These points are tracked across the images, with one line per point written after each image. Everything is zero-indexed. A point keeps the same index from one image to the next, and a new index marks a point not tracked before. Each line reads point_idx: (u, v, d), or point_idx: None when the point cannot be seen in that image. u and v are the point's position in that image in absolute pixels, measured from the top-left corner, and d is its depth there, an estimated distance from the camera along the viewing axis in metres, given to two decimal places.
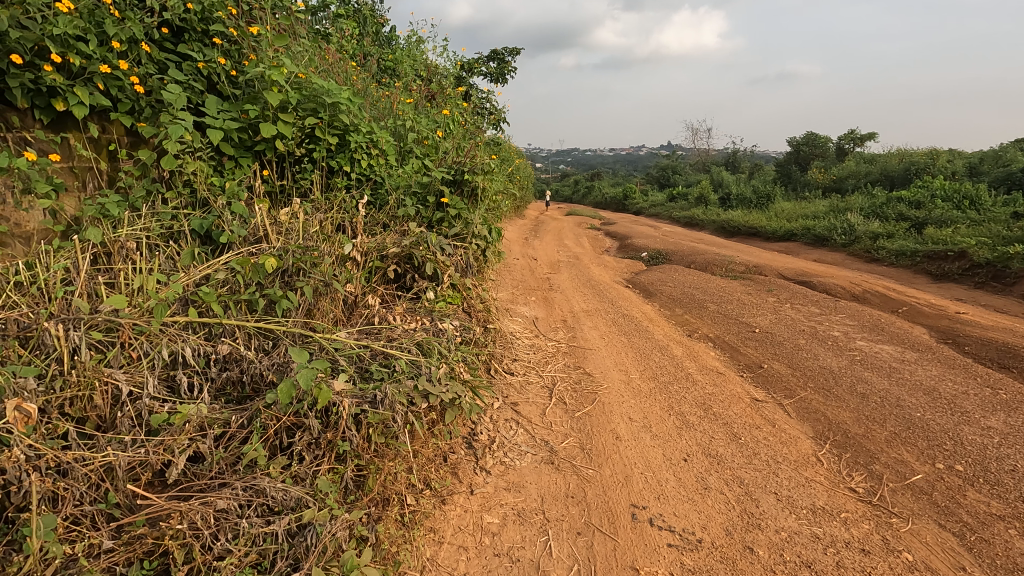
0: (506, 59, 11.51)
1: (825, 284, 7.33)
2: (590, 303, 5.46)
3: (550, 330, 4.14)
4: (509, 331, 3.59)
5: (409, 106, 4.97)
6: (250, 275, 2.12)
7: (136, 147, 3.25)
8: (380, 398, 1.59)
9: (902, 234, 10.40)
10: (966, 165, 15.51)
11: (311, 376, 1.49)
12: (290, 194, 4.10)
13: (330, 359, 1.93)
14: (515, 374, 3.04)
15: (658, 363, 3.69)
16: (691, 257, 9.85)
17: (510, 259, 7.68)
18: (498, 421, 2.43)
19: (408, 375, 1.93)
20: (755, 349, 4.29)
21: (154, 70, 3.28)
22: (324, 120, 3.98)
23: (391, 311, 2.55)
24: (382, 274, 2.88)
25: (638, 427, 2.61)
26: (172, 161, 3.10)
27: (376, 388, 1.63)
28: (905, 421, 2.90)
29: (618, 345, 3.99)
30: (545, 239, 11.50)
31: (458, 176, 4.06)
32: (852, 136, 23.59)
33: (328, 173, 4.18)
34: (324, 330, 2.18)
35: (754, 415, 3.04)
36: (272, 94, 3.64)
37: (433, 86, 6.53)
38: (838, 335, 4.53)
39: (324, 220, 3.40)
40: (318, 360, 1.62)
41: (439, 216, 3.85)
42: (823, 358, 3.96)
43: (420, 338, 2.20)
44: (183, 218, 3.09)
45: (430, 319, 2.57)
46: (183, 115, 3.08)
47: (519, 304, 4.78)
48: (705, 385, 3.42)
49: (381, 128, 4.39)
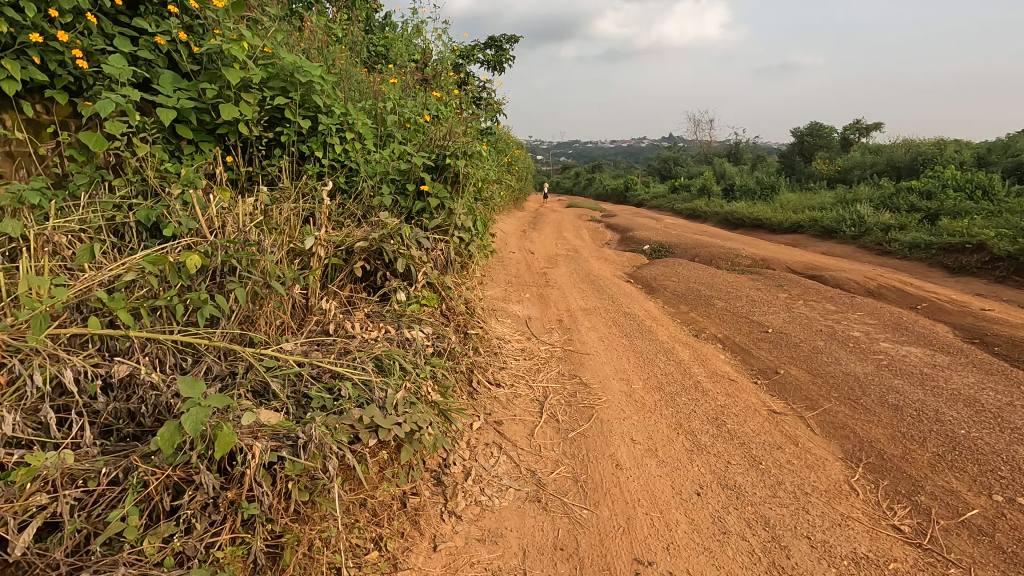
0: (504, 46, 11.09)
1: (837, 279, 6.95)
2: (589, 300, 5.08)
3: (543, 331, 3.77)
4: (496, 334, 3.22)
5: (392, 87, 4.56)
6: (170, 277, 1.72)
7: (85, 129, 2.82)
8: (302, 443, 1.22)
9: (914, 226, 9.99)
10: (975, 155, 15.10)
11: (204, 418, 1.12)
12: (257, 183, 3.74)
13: (242, 387, 1.53)
14: (501, 387, 2.66)
15: (662, 369, 3.32)
16: (695, 250, 9.46)
17: (506, 253, 7.30)
18: (476, 447, 2.06)
19: (358, 403, 1.56)
20: (769, 352, 3.91)
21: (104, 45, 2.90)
22: (294, 100, 3.60)
23: (352, 317, 2.17)
24: (345, 271, 2.51)
25: (642, 451, 2.23)
26: (104, 141, 2.71)
27: (302, 427, 1.26)
28: (948, 440, 2.53)
29: (619, 348, 3.61)
30: (544, 231, 11.13)
31: (441, 161, 3.66)
32: (857, 125, 23.14)
33: (299, 159, 3.80)
34: (263, 343, 1.80)
35: (774, 432, 2.67)
36: (232, 72, 3.33)
37: (423, 68, 6.11)
38: (859, 336, 4.15)
39: (289, 211, 3.02)
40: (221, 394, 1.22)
41: (419, 205, 3.45)
42: (844, 362, 3.58)
43: (379, 352, 1.82)
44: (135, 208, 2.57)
45: (398, 325, 2.19)
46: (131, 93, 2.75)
47: (511, 302, 4.41)
48: (718, 396, 3.04)
49: (359, 107, 3.96)
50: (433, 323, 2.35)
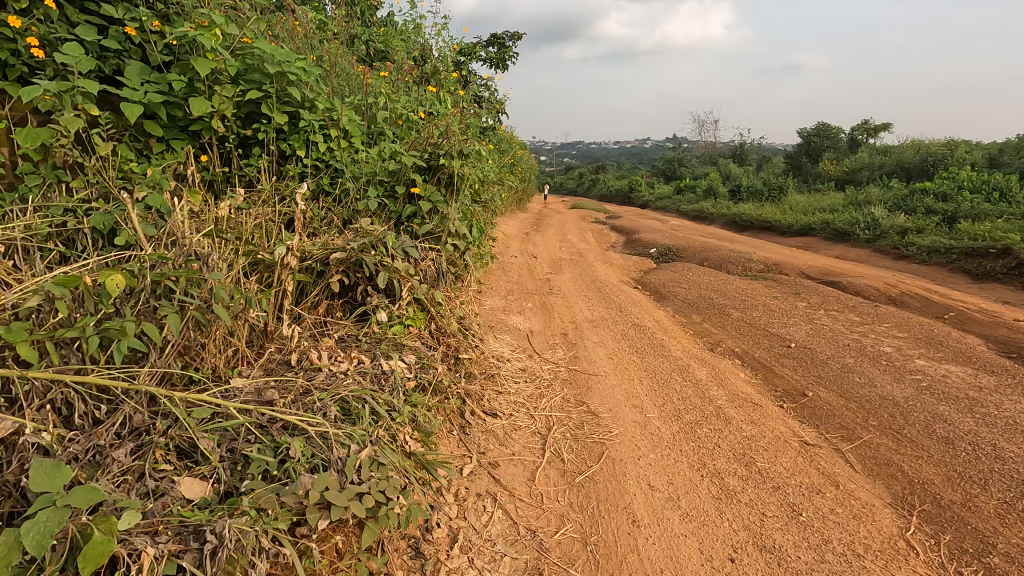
0: (506, 44, 10.78)
1: (857, 286, 6.59)
2: (595, 310, 4.74)
3: (546, 348, 3.43)
4: (494, 354, 2.89)
5: (384, 81, 4.24)
6: (87, 301, 1.39)
7: (38, 123, 2.50)
8: (207, 548, 0.98)
9: (932, 229, 9.62)
10: (987, 156, 14.75)
11: (53, 530, 0.89)
12: (233, 185, 3.43)
13: (164, 445, 1.21)
14: (497, 418, 2.33)
15: (679, 393, 2.99)
16: (704, 253, 9.10)
17: (507, 257, 6.96)
18: (466, 499, 1.74)
19: (309, 467, 1.23)
20: (794, 370, 3.57)
21: (62, 31, 2.59)
22: (271, 94, 3.28)
23: (321, 344, 1.86)
24: (320, 285, 2.22)
25: (662, 501, 1.90)
26: (34, 135, 2.35)
27: (210, 521, 1.04)
28: (1013, 483, 2.20)
29: (629, 367, 3.28)
30: (547, 234, 10.78)
31: (434, 161, 3.33)
32: (865, 126, 22.75)
33: (280, 158, 3.49)
34: (200, 386, 1.49)
35: (810, 470, 2.34)
36: (201, 62, 3.04)
37: (419, 63, 5.79)
38: (891, 352, 3.81)
39: (263, 217, 2.71)
40: (86, 491, 0.97)
41: (409, 209, 3.13)
42: (879, 383, 3.24)
43: (346, 394, 1.52)
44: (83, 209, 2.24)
45: (376, 352, 1.87)
46: (86, 84, 2.47)
47: (511, 314, 4.07)
48: (743, 425, 2.71)
49: (346, 103, 3.64)
50: (418, 349, 2.03)
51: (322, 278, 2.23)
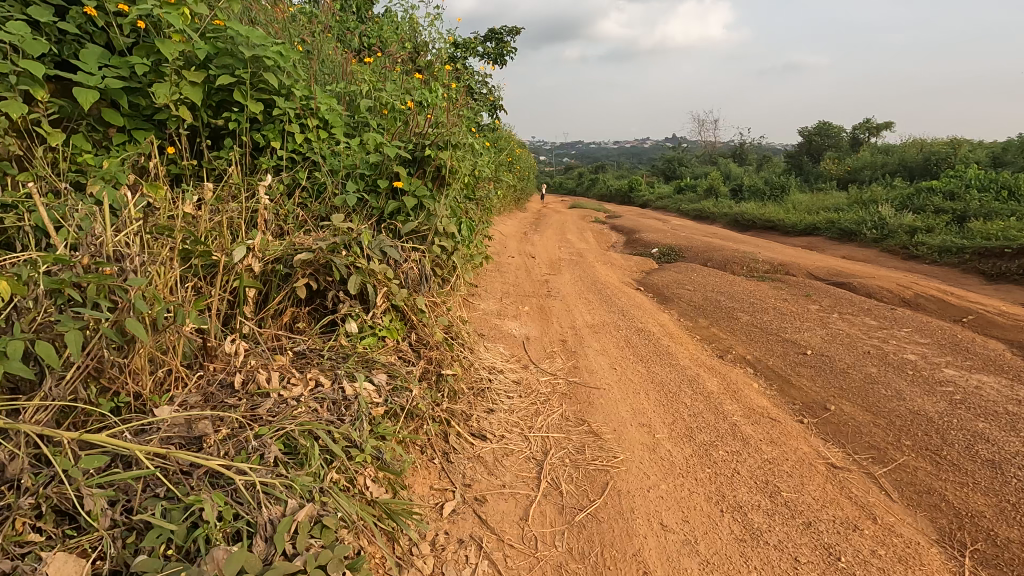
0: (505, 38, 10.49)
1: (869, 288, 6.31)
2: (596, 314, 4.46)
3: (543, 356, 3.15)
4: (485, 365, 2.61)
5: (369, 68, 3.95)
6: None
7: None
8: None
9: (942, 228, 9.33)
10: (991, 155, 14.54)
11: None
12: (203, 179, 3.14)
13: (27, 512, 0.98)
14: (486, 441, 2.06)
15: (690, 407, 2.70)
16: (708, 254, 8.81)
17: (504, 258, 6.67)
18: (445, 548, 1.46)
19: (229, 532, 1.03)
20: (812, 381, 3.29)
21: None
22: (244, 80, 2.98)
23: (275, 363, 1.57)
24: (285, 291, 1.98)
25: (678, 546, 1.63)
26: None
27: None
28: None
29: (635, 377, 3.00)
30: (546, 234, 10.48)
31: (420, 153, 3.05)
32: (868, 124, 22.48)
33: (254, 151, 3.20)
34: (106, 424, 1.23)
35: (844, 501, 2.06)
36: (168, 45, 2.74)
37: (411, 53, 5.49)
38: (916, 360, 3.53)
39: (227, 215, 2.43)
40: None
41: (392, 205, 2.85)
42: (908, 396, 2.95)
43: (292, 430, 1.26)
44: (24, 203, 1.92)
45: (341, 372, 1.59)
46: (26, 65, 2.19)
47: (506, 319, 3.79)
48: (763, 445, 2.42)
49: (326, 90, 3.35)
50: (393, 365, 1.75)
51: (287, 282, 2.00)
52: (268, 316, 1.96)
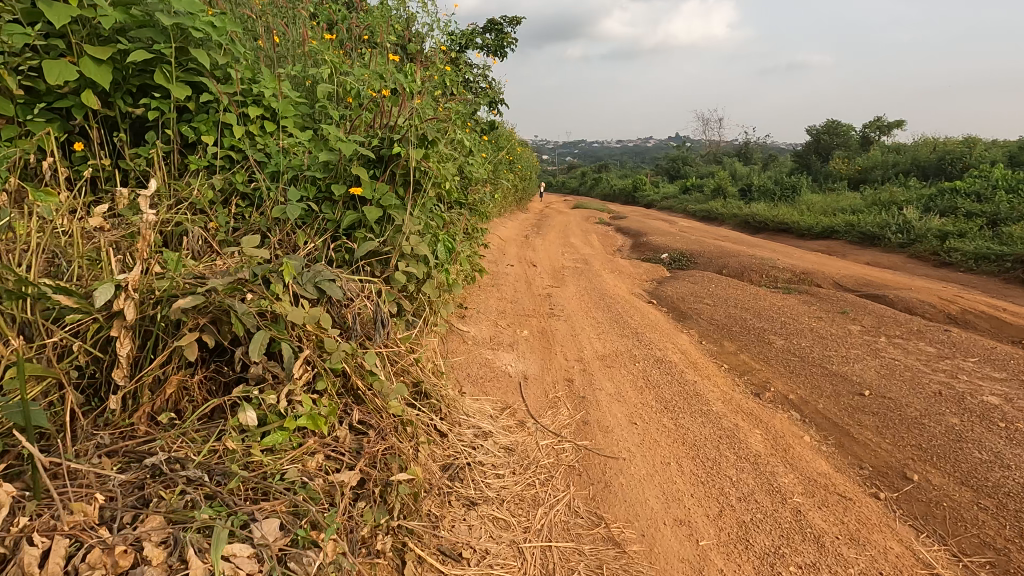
0: (505, 29, 9.84)
1: (908, 302, 5.64)
2: (606, 339, 3.81)
3: (544, 406, 2.52)
4: (466, 432, 1.98)
5: (337, 47, 3.29)
6: None
7: None
8: None
9: (975, 233, 8.64)
10: (1012, 154, 13.90)
11: None
12: (121, 184, 2.51)
13: None
14: (462, 566, 1.43)
15: (738, 483, 2.06)
16: (722, 260, 8.15)
17: (501, 268, 6.01)
18: None
19: None
20: (878, 434, 2.66)
21: None
22: (165, 57, 2.32)
23: (73, 515, 0.98)
24: (168, 352, 1.39)
25: None
26: None
27: None
28: None
29: (662, 435, 2.36)
30: (548, 237, 9.85)
31: (387, 148, 2.36)
32: (879, 123, 21.75)
33: (186, 148, 2.56)
34: None
35: None
36: (57, 8, 2.07)
37: (396, 38, 4.83)
38: (1002, 404, 2.89)
39: (119, 235, 1.79)
40: None
41: (348, 217, 2.18)
42: (1013, 463, 2.31)
43: None
44: None
45: (195, 531, 1.00)
46: None
47: (498, 352, 3.15)
48: (845, 548, 1.79)
49: (277, 72, 2.69)
50: (300, 499, 1.13)
51: (172, 338, 1.41)
52: (143, 388, 1.38)
